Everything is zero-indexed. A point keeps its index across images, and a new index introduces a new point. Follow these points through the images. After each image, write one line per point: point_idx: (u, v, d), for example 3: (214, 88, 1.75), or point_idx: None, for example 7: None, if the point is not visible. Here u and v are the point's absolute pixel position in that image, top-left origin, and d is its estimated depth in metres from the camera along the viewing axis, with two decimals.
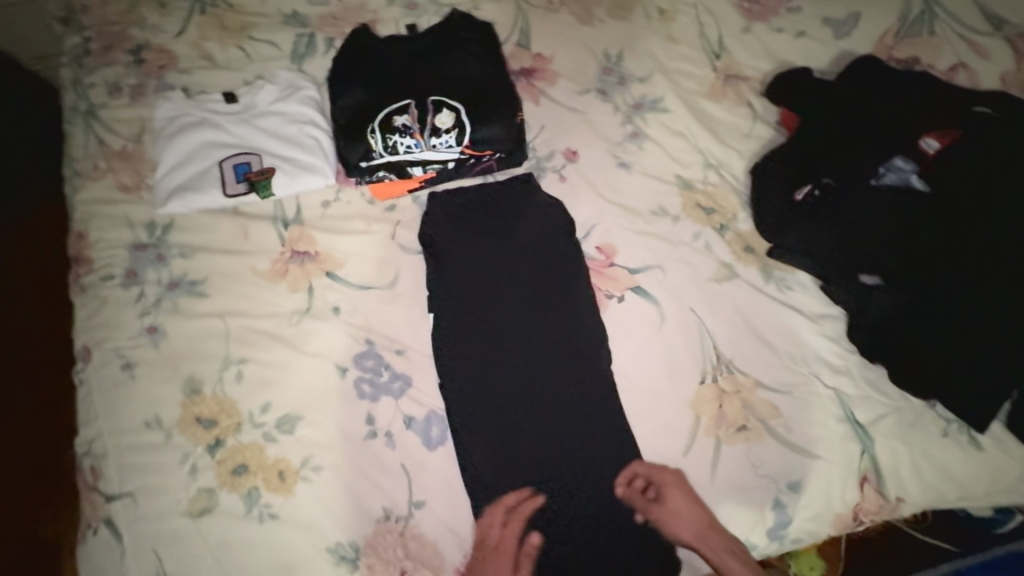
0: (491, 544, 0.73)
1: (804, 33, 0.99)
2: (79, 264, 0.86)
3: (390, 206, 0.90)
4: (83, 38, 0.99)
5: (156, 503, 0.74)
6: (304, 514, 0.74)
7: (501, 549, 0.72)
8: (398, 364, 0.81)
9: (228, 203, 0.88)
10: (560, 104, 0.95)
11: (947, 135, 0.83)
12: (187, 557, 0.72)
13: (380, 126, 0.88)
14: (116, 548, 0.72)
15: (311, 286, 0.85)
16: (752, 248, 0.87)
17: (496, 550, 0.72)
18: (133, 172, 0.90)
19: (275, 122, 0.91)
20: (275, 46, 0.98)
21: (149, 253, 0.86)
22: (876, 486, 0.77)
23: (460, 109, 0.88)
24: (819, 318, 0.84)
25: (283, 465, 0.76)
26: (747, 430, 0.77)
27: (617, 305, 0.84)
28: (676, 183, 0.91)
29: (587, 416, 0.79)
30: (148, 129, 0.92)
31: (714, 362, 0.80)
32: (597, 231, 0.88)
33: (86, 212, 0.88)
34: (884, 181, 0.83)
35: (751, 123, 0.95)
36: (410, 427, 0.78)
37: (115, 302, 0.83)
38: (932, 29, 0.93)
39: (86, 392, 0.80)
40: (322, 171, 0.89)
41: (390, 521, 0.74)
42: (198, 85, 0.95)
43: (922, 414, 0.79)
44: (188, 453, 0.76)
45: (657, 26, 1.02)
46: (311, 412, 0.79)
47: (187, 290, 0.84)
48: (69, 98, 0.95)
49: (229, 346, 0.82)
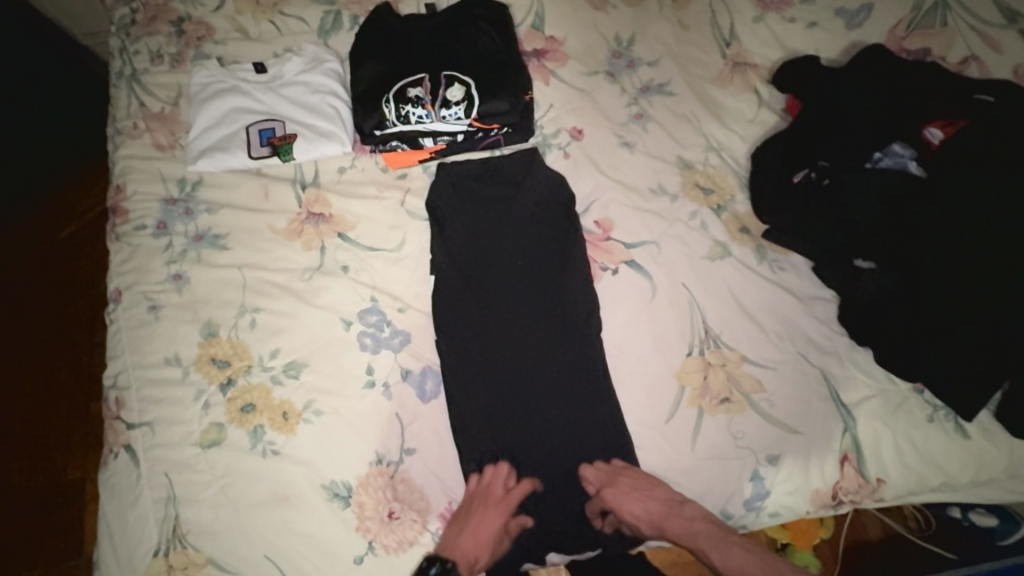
0: (482, 503, 0.76)
1: (816, 23, 1.00)
2: (115, 214, 0.93)
3: (402, 174, 0.95)
4: (130, 9, 1.07)
5: (171, 433, 0.80)
6: (303, 452, 0.79)
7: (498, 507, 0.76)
8: (400, 321, 0.86)
9: (252, 164, 0.95)
10: (569, 85, 0.98)
11: (951, 125, 0.85)
12: (195, 483, 0.78)
13: (394, 96, 0.93)
14: (132, 471, 0.79)
15: (324, 245, 0.91)
16: (748, 229, 0.89)
17: (486, 507, 0.75)
18: (169, 133, 0.97)
19: (300, 92, 0.98)
20: (304, 22, 1.04)
21: (179, 207, 0.93)
22: (856, 466, 0.78)
23: (470, 83, 0.93)
24: (810, 300, 0.85)
25: (287, 406, 0.81)
26: (730, 402, 0.79)
27: (611, 276, 0.87)
28: (678, 163, 0.93)
29: (574, 382, 0.83)
30: (185, 95, 1.00)
31: (703, 335, 0.83)
32: (596, 206, 0.91)
33: (124, 167, 0.95)
34: (880, 164, 0.86)
35: (756, 110, 0.97)
36: (406, 378, 0.83)
37: (145, 250, 0.90)
38: (945, 21, 0.94)
39: (115, 330, 0.87)
40: (340, 139, 0.95)
41: (382, 465, 0.79)
42: (232, 56, 1.02)
43: (908, 399, 0.80)
44: (202, 389, 0.83)
45: (670, 12, 1.05)
46: (316, 360, 0.84)
47: (210, 243, 0.91)
48: (115, 64, 1.03)
49: (245, 295, 0.88)
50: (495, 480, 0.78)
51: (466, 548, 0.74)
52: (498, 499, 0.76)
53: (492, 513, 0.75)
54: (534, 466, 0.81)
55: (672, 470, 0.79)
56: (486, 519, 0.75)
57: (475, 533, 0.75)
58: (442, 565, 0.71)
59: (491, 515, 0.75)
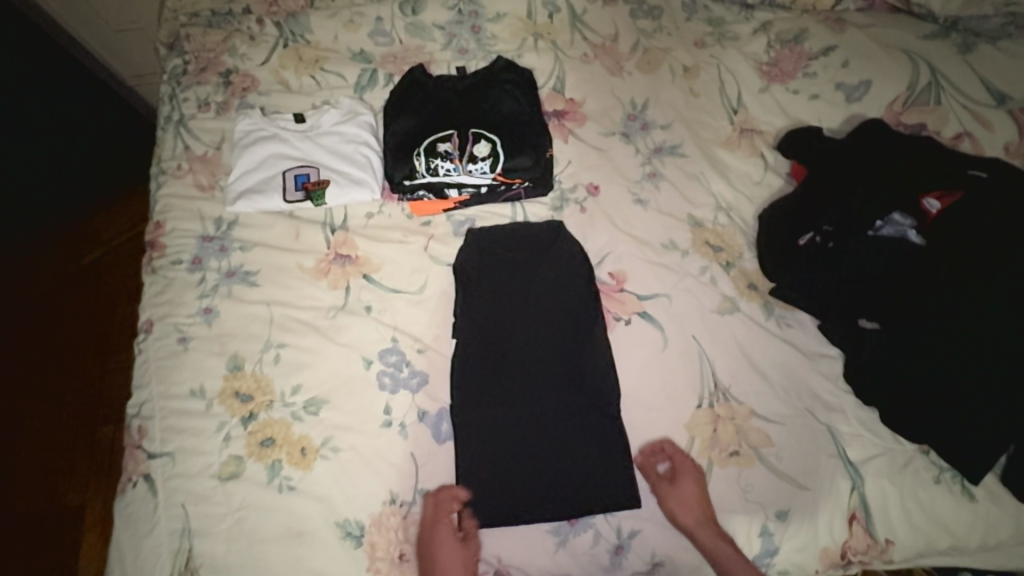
0: (428, 529, 0.78)
1: (818, 96, 1.07)
2: (153, 248, 0.98)
3: (426, 222, 1.01)
4: (183, 60, 1.15)
5: (191, 464, 0.82)
6: (319, 489, 0.81)
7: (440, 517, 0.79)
8: (419, 362, 0.90)
9: (286, 207, 1.00)
10: (587, 144, 1.05)
11: (948, 196, 0.90)
12: (210, 516, 0.79)
13: (424, 151, 1.00)
14: (149, 501, 0.80)
15: (349, 285, 0.95)
16: (755, 285, 0.93)
17: (435, 534, 0.77)
18: (210, 175, 1.04)
19: (335, 141, 1.04)
20: (342, 77, 1.13)
21: (214, 244, 0.98)
22: (864, 525, 0.79)
23: (496, 142, 1.00)
24: (816, 356, 0.88)
25: (305, 442, 0.83)
26: (739, 455, 0.81)
27: (624, 326, 0.90)
28: (688, 221, 0.98)
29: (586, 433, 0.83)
30: (227, 140, 1.07)
31: (712, 388, 0.85)
32: (611, 258, 0.96)
33: (166, 205, 1.01)
34: (882, 232, 0.93)
35: (762, 173, 1.04)
36: (422, 419, 0.85)
37: (180, 284, 0.94)
38: (938, 100, 1.01)
39: (144, 360, 0.90)
40: (370, 187, 1.01)
41: (395, 505, 0.81)
42: (274, 106, 1.10)
43: (913, 459, 0.81)
44: (224, 421, 0.85)
45: (682, 81, 1.13)
46: (336, 397, 0.87)
47: (241, 279, 0.95)
48: (165, 109, 1.10)
49: (271, 331, 0.91)
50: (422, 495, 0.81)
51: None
52: (427, 522, 0.78)
53: (445, 539, 0.76)
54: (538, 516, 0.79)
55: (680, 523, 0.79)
56: (443, 542, 0.76)
57: (441, 562, 0.75)
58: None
59: (438, 535, 0.77)
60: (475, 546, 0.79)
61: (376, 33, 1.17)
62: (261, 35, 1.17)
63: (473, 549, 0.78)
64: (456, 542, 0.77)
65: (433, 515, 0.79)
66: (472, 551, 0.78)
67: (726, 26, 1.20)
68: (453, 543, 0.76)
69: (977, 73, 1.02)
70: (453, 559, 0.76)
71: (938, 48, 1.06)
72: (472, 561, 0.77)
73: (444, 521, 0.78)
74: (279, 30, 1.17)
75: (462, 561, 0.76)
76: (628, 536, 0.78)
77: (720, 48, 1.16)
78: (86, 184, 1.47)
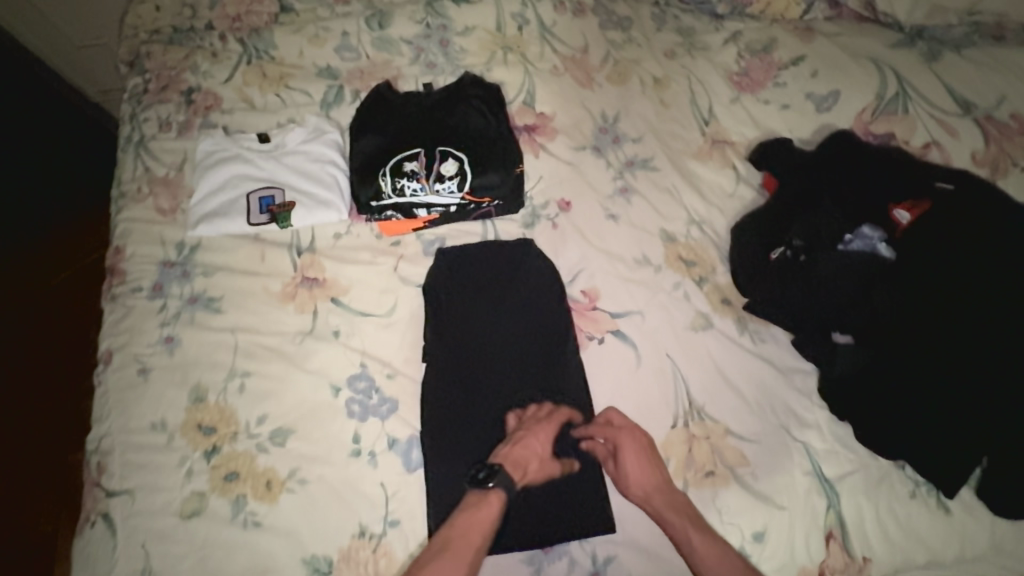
0: (532, 421, 0.81)
1: (788, 105, 1.07)
2: (113, 275, 0.95)
3: (395, 241, 0.98)
4: (144, 79, 1.12)
5: (152, 501, 0.79)
6: (286, 524, 0.78)
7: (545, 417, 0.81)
8: (388, 387, 0.87)
9: (251, 229, 0.97)
10: (558, 158, 1.04)
11: (917, 207, 0.91)
12: (172, 555, 0.76)
13: (390, 171, 0.98)
14: (108, 541, 0.77)
15: (316, 309, 0.93)
16: (729, 300, 0.93)
17: (535, 425, 0.80)
18: (171, 198, 1.01)
19: (301, 160, 1.02)
20: (308, 95, 1.10)
21: (175, 270, 0.95)
22: (842, 543, 0.77)
23: (464, 160, 0.99)
24: (791, 372, 0.88)
25: (271, 475, 0.81)
26: (715, 475, 0.80)
27: (598, 345, 0.89)
28: (661, 235, 0.97)
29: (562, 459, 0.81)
30: (189, 161, 1.04)
31: (686, 407, 0.84)
32: (583, 275, 0.94)
33: (126, 230, 0.98)
34: (851, 246, 0.91)
35: (735, 185, 1.03)
36: (392, 447, 0.83)
37: (140, 312, 0.91)
38: (906, 109, 1.01)
39: (103, 393, 0.87)
40: (337, 207, 0.98)
41: (365, 538, 0.78)
42: (237, 125, 1.07)
43: (890, 474, 0.80)
44: (186, 455, 0.82)
45: (653, 92, 1.12)
46: (303, 426, 0.84)
47: (204, 305, 0.92)
48: (125, 130, 1.07)
49: (236, 359, 0.88)
50: (519, 407, 0.86)
51: (516, 455, 0.76)
52: (539, 417, 0.81)
53: (540, 434, 0.79)
54: (510, 543, 0.77)
55: (656, 547, 0.78)
56: (536, 434, 0.79)
57: (526, 445, 0.78)
58: (493, 467, 0.73)
59: (540, 427, 0.79)
60: (555, 466, 0.79)
61: (342, 48, 1.15)
62: (224, 51, 1.14)
63: (554, 465, 0.79)
64: (548, 445, 0.79)
65: (540, 414, 0.82)
66: (553, 465, 0.79)
67: (696, 36, 1.20)
68: (543, 441, 0.79)
69: (943, 82, 1.03)
70: (536, 455, 0.78)
71: (905, 57, 1.06)
72: (547, 471, 0.78)
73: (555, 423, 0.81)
74: (242, 46, 1.15)
75: (539, 461, 0.78)
76: (603, 562, 0.77)
77: (690, 58, 1.16)
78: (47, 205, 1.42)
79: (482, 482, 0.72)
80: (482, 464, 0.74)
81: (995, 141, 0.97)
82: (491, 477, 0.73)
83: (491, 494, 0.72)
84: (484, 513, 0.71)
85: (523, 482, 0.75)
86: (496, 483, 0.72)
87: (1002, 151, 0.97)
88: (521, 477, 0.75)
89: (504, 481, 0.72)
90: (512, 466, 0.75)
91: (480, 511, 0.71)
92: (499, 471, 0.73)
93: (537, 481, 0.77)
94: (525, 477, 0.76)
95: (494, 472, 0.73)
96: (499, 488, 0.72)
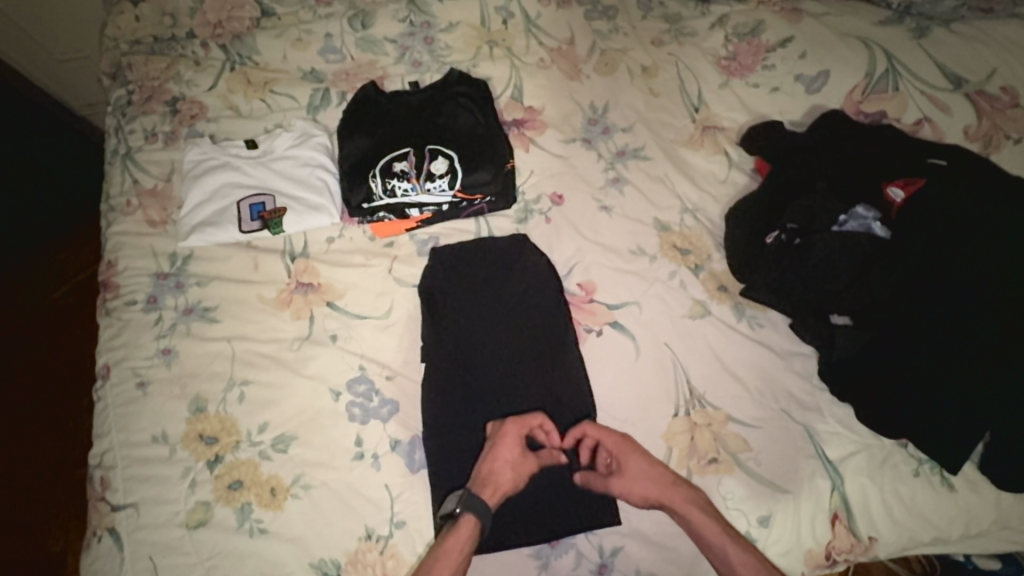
0: (497, 429, 0.81)
1: (778, 88, 1.07)
2: (107, 290, 0.94)
3: (389, 242, 0.98)
4: (127, 90, 1.11)
5: (156, 514, 0.79)
6: (293, 531, 0.78)
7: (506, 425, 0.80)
8: (388, 389, 0.87)
9: (242, 237, 0.97)
10: (549, 152, 1.03)
11: (911, 184, 0.91)
12: (181, 566, 0.76)
13: (380, 171, 0.98)
14: (115, 555, 0.77)
15: (312, 314, 0.92)
16: (725, 287, 0.92)
17: (498, 433, 0.79)
18: (161, 209, 1.00)
19: (290, 166, 1.02)
20: (294, 98, 1.10)
21: (169, 281, 0.94)
22: (847, 524, 0.78)
23: (454, 158, 0.99)
24: (790, 356, 0.88)
25: (275, 482, 0.80)
26: (718, 462, 0.80)
27: (596, 338, 0.89)
28: (655, 225, 0.97)
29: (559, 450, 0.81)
30: (177, 172, 1.03)
31: (688, 396, 0.84)
32: (579, 268, 0.94)
33: (117, 244, 0.97)
34: (846, 228, 0.90)
35: (727, 171, 1.03)
36: (395, 448, 0.83)
37: (135, 326, 0.91)
38: (896, 87, 1.01)
39: (103, 408, 0.86)
40: (328, 211, 0.98)
41: (371, 540, 0.78)
42: (224, 133, 1.07)
43: (892, 453, 0.81)
44: (189, 467, 0.81)
45: (641, 81, 1.11)
46: (305, 432, 0.84)
47: (200, 316, 0.92)
48: (111, 143, 1.07)
49: (234, 368, 0.88)
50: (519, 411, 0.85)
51: (485, 473, 0.77)
52: (501, 423, 0.81)
53: (505, 441, 0.78)
54: (515, 538, 0.77)
55: (663, 536, 0.78)
56: (502, 443, 0.78)
57: (492, 458, 0.77)
58: (458, 494, 0.74)
59: (502, 434, 0.79)
60: (533, 464, 0.79)
61: (326, 51, 1.14)
62: (207, 59, 1.13)
63: (531, 464, 0.78)
64: (517, 448, 0.78)
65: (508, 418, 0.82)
66: (530, 464, 0.78)
67: (683, 22, 1.19)
68: (507, 446, 0.78)
69: (933, 58, 1.02)
70: (505, 464, 0.77)
71: (893, 34, 1.06)
72: (524, 471, 0.78)
73: (517, 428, 0.79)
74: (225, 53, 1.14)
75: (511, 468, 0.77)
76: (610, 554, 0.77)
77: (677, 45, 1.15)
78: (40, 223, 1.43)
79: (451, 512, 0.73)
80: (449, 496, 0.76)
81: (987, 114, 0.97)
82: (458, 505, 0.73)
83: (463, 519, 0.73)
84: (462, 534, 0.72)
85: (497, 497, 0.75)
86: (463, 507, 0.73)
87: (995, 125, 0.96)
88: (494, 493, 0.75)
89: (471, 503, 0.73)
90: (480, 485, 0.76)
91: (458, 533, 0.72)
92: (465, 494, 0.74)
93: (516, 486, 0.77)
94: (499, 490, 0.76)
95: (460, 497, 0.74)
96: (468, 511, 0.73)
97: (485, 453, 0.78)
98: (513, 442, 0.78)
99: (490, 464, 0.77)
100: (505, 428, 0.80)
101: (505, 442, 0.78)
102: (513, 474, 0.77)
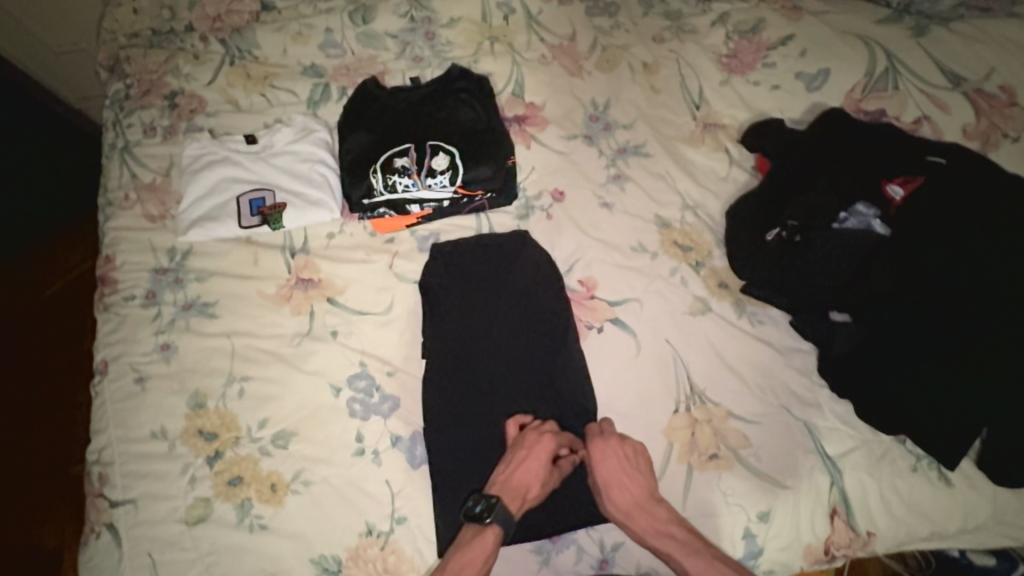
0: (530, 439, 0.78)
1: (778, 86, 1.07)
2: (105, 285, 0.94)
3: (389, 238, 0.98)
4: (125, 84, 1.10)
5: (155, 510, 0.78)
6: (293, 526, 0.78)
7: (541, 436, 0.77)
8: (389, 385, 0.87)
9: (242, 232, 0.96)
10: (550, 148, 1.03)
11: (909, 182, 0.93)
12: (181, 563, 0.75)
13: (381, 168, 0.98)
14: (114, 551, 0.76)
15: (312, 310, 0.92)
16: (726, 284, 0.93)
17: (534, 445, 0.77)
18: (160, 204, 0.99)
19: (289, 161, 1.01)
20: (294, 93, 1.09)
21: (168, 276, 0.94)
22: (846, 520, 0.79)
23: (455, 155, 0.99)
24: (789, 352, 0.88)
25: (275, 478, 0.80)
26: (719, 458, 0.80)
27: (597, 335, 0.89)
28: (656, 222, 0.97)
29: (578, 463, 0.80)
30: (176, 166, 1.03)
31: (688, 392, 0.84)
32: (580, 265, 0.94)
33: (115, 238, 0.96)
34: (846, 224, 0.92)
35: (727, 168, 1.03)
36: (396, 444, 0.83)
37: (133, 321, 0.90)
38: (896, 85, 1.01)
39: (101, 404, 0.86)
40: (329, 206, 0.98)
41: (372, 536, 0.78)
42: (223, 128, 1.06)
43: (890, 449, 0.81)
44: (188, 462, 0.81)
45: (642, 78, 1.11)
46: (305, 428, 0.83)
47: (199, 311, 0.91)
48: (109, 137, 1.06)
49: (234, 363, 0.87)
50: (519, 412, 0.84)
51: (514, 484, 0.75)
52: (537, 435, 0.78)
53: (540, 455, 0.76)
54: (518, 535, 0.77)
55: None
56: (536, 456, 0.76)
57: (525, 470, 0.75)
58: (488, 502, 0.72)
59: (538, 448, 0.76)
60: (556, 478, 0.78)
61: (326, 45, 1.14)
62: (206, 53, 1.12)
63: (555, 478, 0.78)
64: (549, 464, 0.76)
65: (542, 428, 0.79)
66: (555, 478, 0.77)
67: (684, 20, 1.19)
68: (543, 462, 0.76)
69: (933, 56, 1.02)
70: (536, 478, 0.75)
71: (893, 32, 1.06)
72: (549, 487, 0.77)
73: (553, 444, 0.77)
74: (224, 47, 1.13)
75: (540, 484, 0.76)
76: (611, 550, 0.77)
77: (678, 43, 1.15)
78: (37, 220, 1.42)
79: (479, 519, 0.71)
80: (478, 497, 0.72)
81: (986, 113, 0.98)
82: (488, 513, 0.71)
83: (489, 528, 0.71)
84: (486, 543, 0.71)
85: (522, 510, 0.74)
86: (493, 518, 0.71)
87: (993, 124, 0.97)
88: (520, 505, 0.74)
89: (501, 516, 0.71)
90: (509, 497, 0.74)
91: (482, 542, 0.71)
92: (496, 505, 0.72)
93: (539, 499, 0.76)
94: (526, 503, 0.74)
95: (491, 506, 0.72)
96: (496, 523, 0.71)
97: (516, 463, 0.76)
98: (546, 458, 0.76)
99: (521, 477, 0.75)
100: (539, 439, 0.77)
101: (540, 457, 0.76)
102: (541, 489, 0.76)
